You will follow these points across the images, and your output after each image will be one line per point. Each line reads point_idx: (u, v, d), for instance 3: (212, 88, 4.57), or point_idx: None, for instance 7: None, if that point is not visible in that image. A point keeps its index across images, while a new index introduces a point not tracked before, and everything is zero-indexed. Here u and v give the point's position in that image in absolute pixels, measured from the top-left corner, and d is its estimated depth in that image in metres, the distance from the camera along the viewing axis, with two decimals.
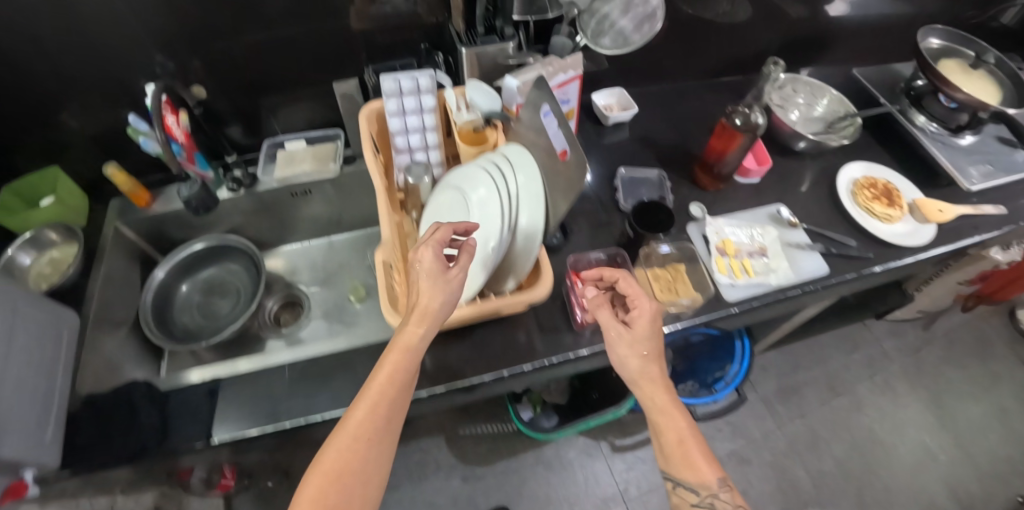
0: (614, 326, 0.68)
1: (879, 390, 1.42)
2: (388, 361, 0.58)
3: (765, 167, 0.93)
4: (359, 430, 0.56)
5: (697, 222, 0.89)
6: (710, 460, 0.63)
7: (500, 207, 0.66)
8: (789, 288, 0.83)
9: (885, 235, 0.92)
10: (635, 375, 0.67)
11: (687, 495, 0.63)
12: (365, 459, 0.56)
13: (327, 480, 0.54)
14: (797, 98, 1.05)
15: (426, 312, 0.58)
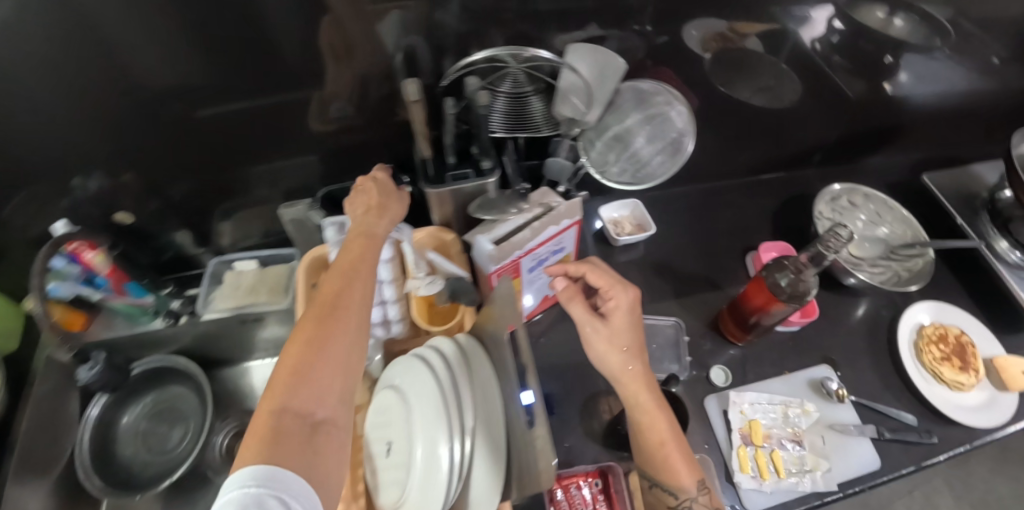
0: (590, 323, 0.58)
1: (920, 508, 1.24)
2: (356, 249, 0.55)
3: (810, 320, 0.76)
4: (329, 301, 0.50)
5: (717, 395, 0.71)
6: (690, 465, 0.56)
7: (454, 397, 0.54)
8: (829, 493, 0.66)
9: (953, 411, 0.74)
10: (613, 376, 0.57)
11: (665, 498, 0.56)
12: (345, 341, 0.48)
13: (309, 346, 0.46)
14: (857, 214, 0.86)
15: (376, 209, 0.60)
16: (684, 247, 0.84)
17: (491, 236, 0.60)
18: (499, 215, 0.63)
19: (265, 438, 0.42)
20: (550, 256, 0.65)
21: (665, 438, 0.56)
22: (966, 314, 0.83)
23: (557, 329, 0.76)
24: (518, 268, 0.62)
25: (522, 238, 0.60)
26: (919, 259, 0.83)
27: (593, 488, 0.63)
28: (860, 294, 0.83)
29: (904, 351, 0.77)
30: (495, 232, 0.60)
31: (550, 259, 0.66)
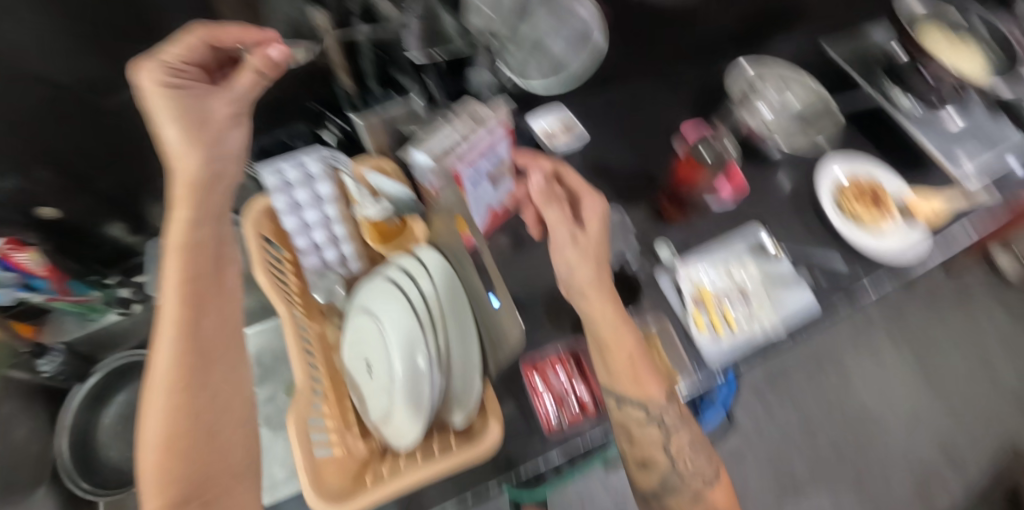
0: (567, 229, 0.61)
1: (866, 358, 1.38)
2: (173, 273, 0.46)
3: (740, 190, 0.80)
4: (175, 348, 0.46)
5: (668, 271, 0.76)
6: (655, 378, 0.60)
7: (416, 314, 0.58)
8: (778, 337, 0.72)
9: (879, 252, 0.80)
10: (586, 286, 0.60)
11: (634, 413, 0.59)
12: (198, 404, 0.46)
13: (178, 399, 0.45)
14: (768, 93, 0.92)
15: (192, 178, 0.48)
16: (619, 147, 0.87)
17: (424, 149, 0.63)
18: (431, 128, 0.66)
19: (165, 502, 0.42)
20: (488, 166, 0.68)
21: (637, 363, 0.59)
22: (877, 165, 0.91)
23: (512, 242, 0.78)
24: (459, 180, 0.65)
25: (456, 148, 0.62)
26: (825, 122, 0.91)
27: (569, 369, 0.67)
28: (784, 162, 0.90)
29: (827, 206, 0.84)
30: (430, 146, 0.63)
31: (489, 169, 0.68)
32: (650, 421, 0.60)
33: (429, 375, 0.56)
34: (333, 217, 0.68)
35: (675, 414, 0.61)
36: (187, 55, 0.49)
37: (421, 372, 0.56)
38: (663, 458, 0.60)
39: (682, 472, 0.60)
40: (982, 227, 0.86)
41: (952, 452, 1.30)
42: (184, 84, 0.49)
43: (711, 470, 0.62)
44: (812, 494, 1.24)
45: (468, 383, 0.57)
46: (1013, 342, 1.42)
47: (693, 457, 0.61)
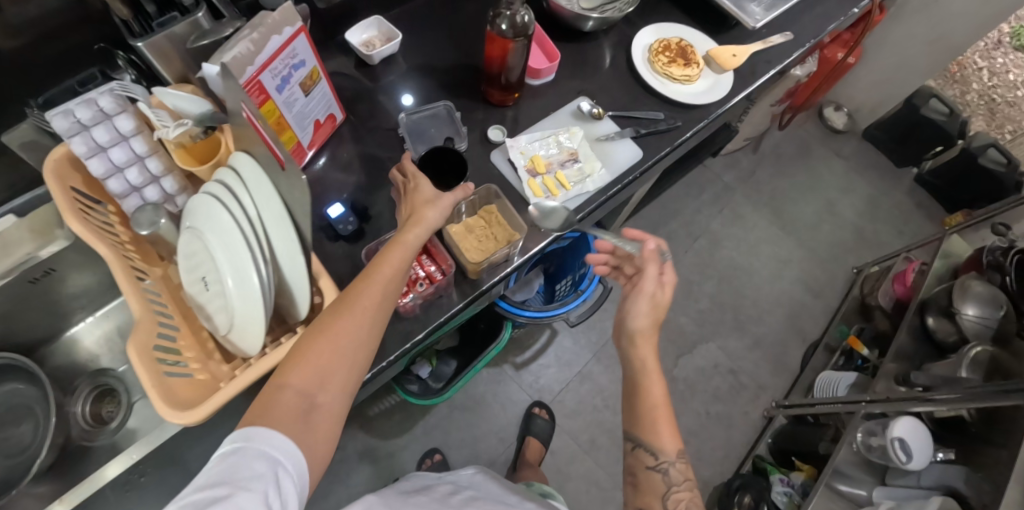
0: (637, 295, 0.67)
1: (731, 222, 1.54)
2: (394, 261, 0.56)
3: (556, 63, 0.87)
4: (371, 301, 0.53)
5: (500, 149, 0.80)
6: (671, 435, 0.65)
7: (236, 217, 0.54)
8: (609, 187, 0.80)
9: (688, 99, 0.90)
10: (638, 335, 0.67)
11: (644, 457, 0.65)
12: (365, 339, 0.52)
13: (355, 325, 0.51)
14: None
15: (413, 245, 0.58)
16: (443, 48, 0.90)
17: (218, 59, 0.58)
18: (218, 38, 0.63)
19: (266, 405, 0.46)
20: (294, 72, 0.66)
21: (659, 407, 0.65)
22: (685, 27, 0.98)
23: (349, 154, 0.80)
24: (262, 88, 0.62)
25: (245, 53, 0.59)
26: None
27: None
28: (601, 37, 0.95)
29: (641, 66, 0.92)
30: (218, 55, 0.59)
31: (296, 76, 0.67)
32: (653, 465, 0.64)
33: (263, 282, 0.54)
34: (144, 153, 0.64)
35: (680, 472, 0.64)
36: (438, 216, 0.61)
37: (259, 280, 0.54)
38: (657, 506, 0.63)
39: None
40: (776, 66, 0.98)
41: (811, 282, 1.49)
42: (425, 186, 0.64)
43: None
44: (701, 345, 1.41)
45: (302, 285, 0.55)
46: (849, 182, 1.61)
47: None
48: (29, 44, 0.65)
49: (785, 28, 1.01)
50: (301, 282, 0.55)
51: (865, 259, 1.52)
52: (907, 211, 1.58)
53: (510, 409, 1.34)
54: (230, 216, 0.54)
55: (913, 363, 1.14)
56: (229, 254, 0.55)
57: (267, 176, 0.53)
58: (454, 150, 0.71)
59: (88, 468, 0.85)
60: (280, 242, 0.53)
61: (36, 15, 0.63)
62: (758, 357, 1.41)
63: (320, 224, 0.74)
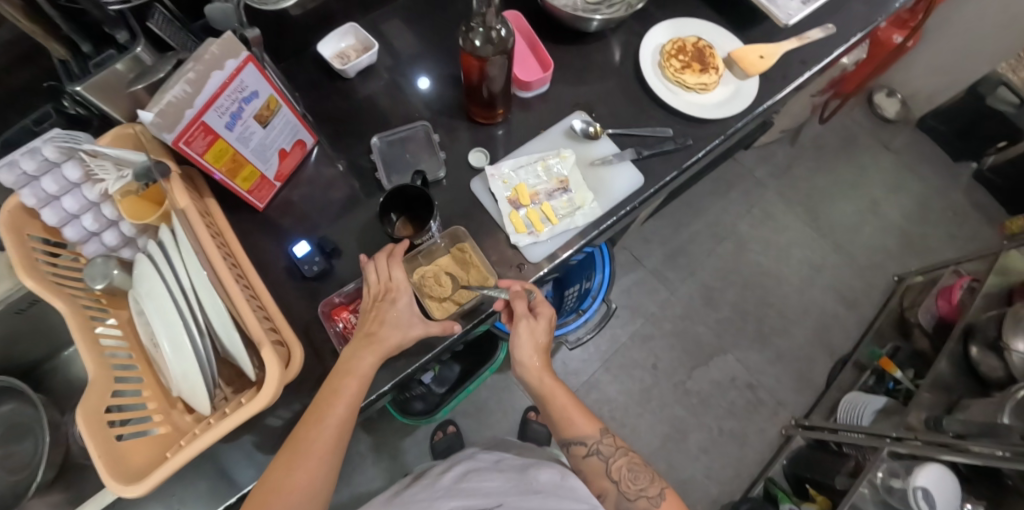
0: (525, 317, 0.63)
1: (760, 223, 1.41)
2: (349, 389, 0.57)
3: (550, 73, 0.77)
4: (325, 443, 0.55)
5: (480, 177, 0.73)
6: (586, 418, 0.64)
7: (171, 290, 0.53)
8: (602, 220, 0.72)
9: (702, 113, 0.79)
10: (531, 357, 0.63)
11: (578, 450, 0.64)
12: (319, 471, 0.55)
13: (315, 462, 0.55)
14: None
15: (364, 374, 0.58)
16: (431, 58, 0.83)
17: (153, 107, 0.55)
18: (152, 80, 0.60)
19: None
20: (245, 106, 0.62)
21: (571, 409, 0.64)
22: (705, 22, 0.86)
23: (325, 181, 0.77)
24: (208, 129, 0.59)
25: (182, 95, 0.56)
26: None
27: None
28: (608, 36, 0.84)
29: (648, 71, 0.81)
30: (156, 99, 0.56)
31: (248, 109, 0.63)
32: (589, 451, 0.63)
33: (201, 354, 0.54)
34: (95, 200, 0.63)
35: (610, 445, 0.64)
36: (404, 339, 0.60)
37: (198, 351, 0.54)
38: (610, 487, 0.63)
39: (628, 495, 0.62)
40: (810, 69, 0.85)
41: (847, 292, 1.37)
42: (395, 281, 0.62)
43: (651, 484, 0.62)
44: (719, 357, 1.32)
45: (238, 352, 0.53)
46: (898, 179, 1.45)
47: (636, 478, 0.63)
48: None
49: (825, 22, 0.88)
50: (239, 354, 0.53)
51: (909, 266, 1.38)
52: (962, 212, 1.42)
53: (513, 415, 1.29)
54: (166, 287, 0.54)
55: (952, 393, 1.05)
56: (161, 323, 0.53)
57: (199, 253, 0.55)
58: (417, 185, 0.66)
59: (95, 482, 0.81)
60: (213, 313, 0.53)
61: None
62: (781, 372, 1.32)
63: (287, 263, 0.71)
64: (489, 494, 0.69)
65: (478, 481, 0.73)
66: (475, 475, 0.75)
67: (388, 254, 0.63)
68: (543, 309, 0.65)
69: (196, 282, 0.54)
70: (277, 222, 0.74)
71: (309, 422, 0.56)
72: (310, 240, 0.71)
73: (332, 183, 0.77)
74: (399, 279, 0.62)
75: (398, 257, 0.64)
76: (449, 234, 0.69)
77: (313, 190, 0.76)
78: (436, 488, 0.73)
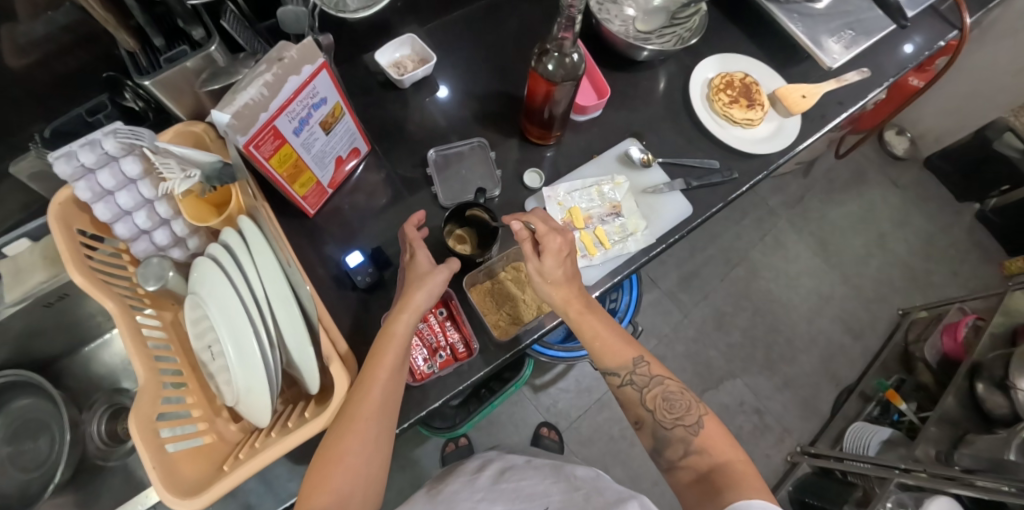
0: (529, 261, 0.60)
1: (773, 250, 1.44)
2: (389, 352, 0.55)
3: (605, 100, 0.78)
4: (371, 407, 0.52)
5: (536, 199, 0.74)
6: (620, 345, 0.63)
7: (241, 295, 0.52)
8: (654, 246, 0.73)
9: (748, 148, 0.81)
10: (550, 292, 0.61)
11: (611, 379, 0.63)
12: (374, 434, 0.52)
13: (361, 423, 0.52)
14: (624, 8, 0.87)
15: (402, 335, 0.57)
16: (484, 73, 0.83)
17: (228, 107, 0.54)
18: (229, 81, 0.60)
19: None
20: (314, 112, 0.62)
21: (603, 337, 0.63)
22: (750, 59, 0.88)
23: (376, 191, 0.76)
24: (278, 133, 0.58)
25: (258, 98, 0.55)
26: (697, 15, 0.84)
27: (439, 316, 0.68)
28: (657, 65, 0.86)
29: (698, 103, 0.82)
30: (230, 100, 0.55)
31: (316, 115, 0.62)
32: (623, 381, 0.62)
33: (270, 366, 0.52)
34: (152, 197, 0.60)
35: (645, 374, 0.62)
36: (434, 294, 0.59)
37: (266, 362, 0.53)
38: (647, 416, 0.61)
39: (665, 424, 0.60)
40: (847, 110, 0.88)
41: (853, 323, 1.41)
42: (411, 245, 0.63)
43: (689, 412, 0.60)
44: (729, 381, 1.34)
45: (308, 365, 0.53)
46: (905, 215, 1.50)
47: (672, 406, 0.61)
48: (39, 63, 0.61)
49: (863, 66, 0.91)
50: (308, 367, 0.53)
51: (913, 301, 1.42)
52: (964, 251, 1.48)
53: (525, 430, 1.28)
54: (237, 294, 0.52)
55: (960, 428, 1.09)
56: (225, 327, 0.52)
57: (273, 250, 0.54)
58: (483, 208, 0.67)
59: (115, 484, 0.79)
60: (286, 322, 0.52)
61: (44, 34, 0.59)
62: (787, 398, 1.35)
63: (336, 272, 0.70)
64: (533, 495, 0.64)
65: (516, 480, 0.69)
66: (511, 474, 0.71)
67: (410, 233, 0.63)
68: (547, 240, 0.59)
69: (268, 289, 0.53)
70: (324, 229, 0.73)
71: (359, 389, 0.53)
72: (361, 250, 0.70)
73: (382, 192, 0.76)
74: (411, 234, 0.63)
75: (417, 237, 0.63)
76: (503, 256, 0.70)
77: (363, 200, 0.76)
78: (473, 486, 0.69)
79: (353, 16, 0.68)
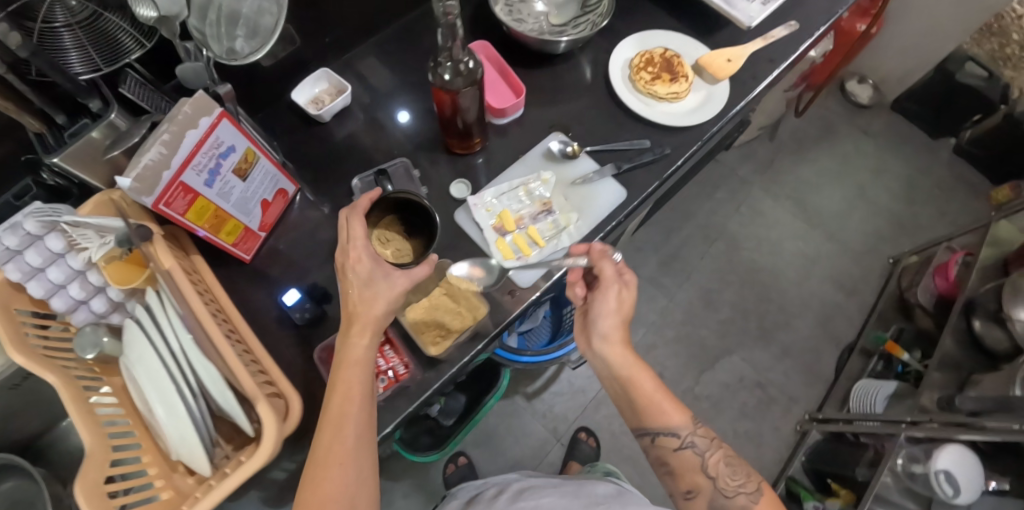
0: (613, 286, 0.64)
1: (751, 220, 1.41)
2: (347, 379, 0.53)
3: (523, 98, 0.77)
4: (331, 454, 0.50)
5: (463, 208, 0.73)
6: (676, 408, 0.63)
7: (156, 349, 0.53)
8: (590, 236, 0.72)
9: (678, 121, 0.79)
10: (609, 333, 0.64)
11: (668, 443, 0.62)
12: (351, 474, 0.50)
13: (334, 466, 0.49)
14: (534, 7, 0.86)
15: (357, 358, 0.54)
16: (405, 93, 0.83)
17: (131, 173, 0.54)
18: (130, 144, 0.60)
19: None
20: (222, 161, 0.62)
21: (658, 395, 0.63)
22: (669, 32, 0.87)
23: (313, 225, 0.77)
24: (187, 188, 0.60)
25: (158, 157, 0.56)
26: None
27: (375, 341, 0.66)
28: (577, 55, 0.85)
29: (620, 84, 0.81)
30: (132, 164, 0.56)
31: (226, 164, 0.63)
32: (682, 444, 0.62)
33: (195, 415, 0.53)
34: (81, 268, 0.61)
35: (704, 437, 0.63)
36: (392, 304, 0.56)
37: (191, 412, 0.53)
38: (706, 482, 0.62)
39: (726, 491, 0.60)
40: (779, 67, 0.87)
41: (844, 280, 1.37)
42: (361, 248, 0.57)
43: (748, 479, 0.61)
44: (726, 359, 1.31)
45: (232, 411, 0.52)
46: (881, 161, 1.46)
47: (733, 473, 0.61)
48: None
49: (784, 21, 0.91)
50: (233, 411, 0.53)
51: (902, 247, 1.38)
52: (950, 188, 1.43)
53: (524, 441, 1.25)
54: (155, 350, 0.53)
55: (961, 369, 1.07)
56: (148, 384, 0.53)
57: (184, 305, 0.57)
58: (412, 195, 0.65)
59: None
60: (203, 372, 0.53)
61: None
62: (789, 366, 1.31)
63: (277, 312, 0.71)
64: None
65: (534, 498, 0.75)
66: (529, 492, 0.77)
67: (357, 204, 0.60)
68: (631, 276, 0.65)
69: (183, 341, 0.54)
70: (263, 272, 0.74)
71: (323, 433, 0.51)
72: (300, 288, 0.71)
73: (320, 226, 0.77)
74: (358, 238, 0.57)
75: (361, 211, 0.60)
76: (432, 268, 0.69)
77: (298, 236, 0.76)
78: None
79: (248, 60, 0.64)
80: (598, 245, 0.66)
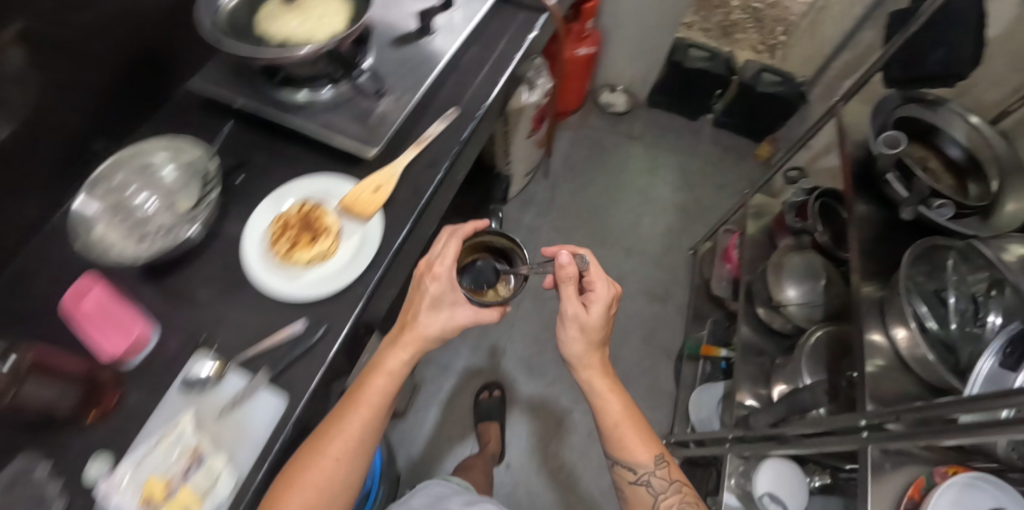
0: (570, 306, 0.70)
1: None
2: (376, 383, 0.66)
3: (141, 326, 0.66)
4: (337, 450, 0.62)
5: (96, 499, 0.59)
6: (647, 449, 0.74)
7: None
8: (250, 477, 0.61)
9: (329, 287, 0.69)
10: (576, 361, 0.74)
11: (626, 474, 0.76)
12: (337, 471, 0.62)
13: (326, 451, 0.62)
14: (138, 204, 0.74)
15: (393, 371, 0.67)
16: None
17: None
18: None
19: None
20: None
21: (628, 437, 0.74)
22: (311, 174, 0.77)
23: None
24: None
25: None
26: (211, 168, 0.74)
27: None
28: (216, 234, 0.74)
29: (261, 266, 0.70)
30: None
31: None
32: (636, 479, 0.75)
33: None
34: None
35: (660, 479, 0.74)
36: (435, 329, 0.68)
37: None
38: (650, 508, 0.75)
39: None
40: (445, 164, 0.79)
41: (656, 287, 1.37)
42: (444, 259, 0.70)
43: None
44: None
45: None
46: (653, 159, 1.51)
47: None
48: None
49: (452, 104, 0.84)
50: None
51: (697, 234, 1.42)
52: (720, 160, 1.53)
53: None
54: None
55: (765, 354, 1.08)
56: None
57: None
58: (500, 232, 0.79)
59: None
60: None
61: None
62: (631, 394, 1.27)
63: None
64: None
65: None
66: None
67: (461, 226, 0.73)
68: (609, 289, 0.71)
69: None
70: None
71: (337, 422, 0.64)
72: None
73: None
74: (449, 250, 0.70)
75: (459, 234, 0.73)
76: None
77: None
78: None
79: None
80: (590, 269, 0.71)
